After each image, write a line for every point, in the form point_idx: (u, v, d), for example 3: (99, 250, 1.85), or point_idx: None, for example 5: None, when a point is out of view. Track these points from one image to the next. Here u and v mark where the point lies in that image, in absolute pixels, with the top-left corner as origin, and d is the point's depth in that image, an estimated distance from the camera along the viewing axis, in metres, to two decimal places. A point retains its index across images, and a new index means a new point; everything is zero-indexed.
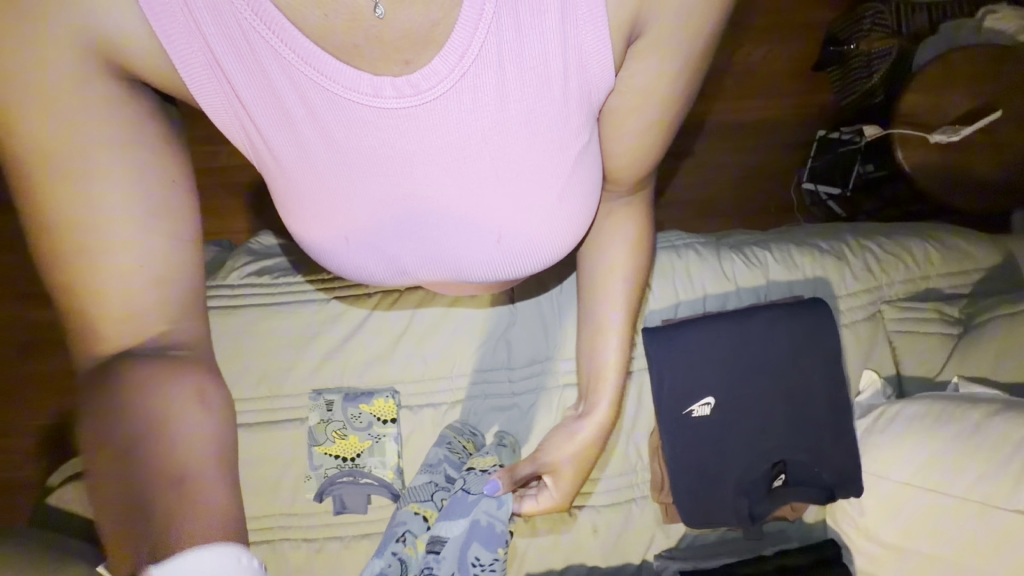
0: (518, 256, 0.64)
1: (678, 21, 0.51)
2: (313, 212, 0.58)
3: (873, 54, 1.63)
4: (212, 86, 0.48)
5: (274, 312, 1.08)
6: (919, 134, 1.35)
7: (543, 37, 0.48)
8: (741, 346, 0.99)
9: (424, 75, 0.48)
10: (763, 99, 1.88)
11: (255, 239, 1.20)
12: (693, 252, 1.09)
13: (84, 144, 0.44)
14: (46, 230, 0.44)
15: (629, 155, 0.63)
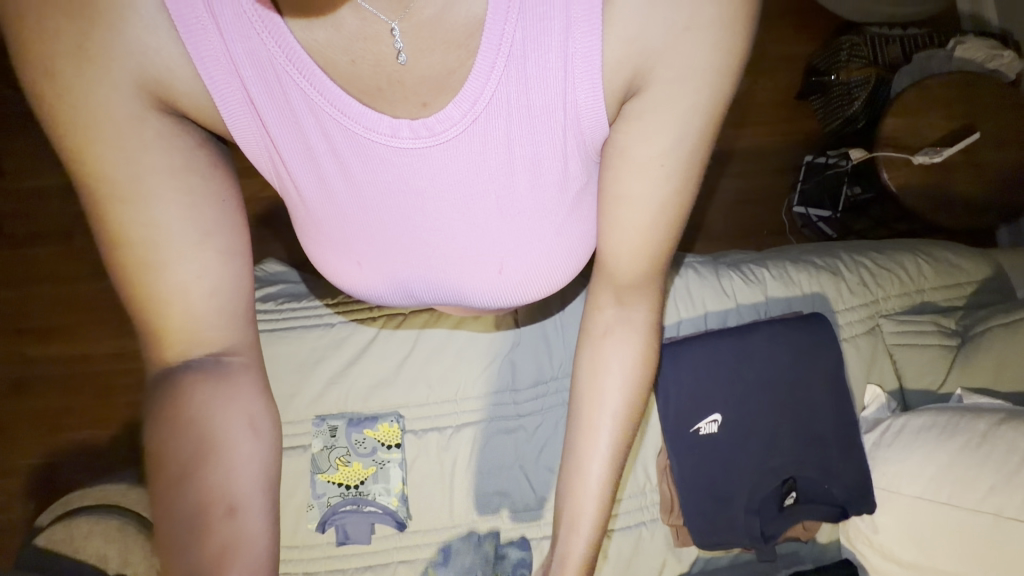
0: (520, 285, 0.67)
1: (680, 95, 0.49)
2: (330, 238, 0.62)
3: (851, 82, 1.76)
4: (245, 124, 0.51)
5: (278, 339, 1.08)
6: (903, 156, 1.40)
7: (547, 91, 0.50)
8: (744, 362, 0.99)
9: (438, 119, 0.51)
10: (751, 127, 1.95)
11: (262, 265, 1.20)
12: (693, 271, 1.11)
13: (149, 180, 0.48)
14: (116, 251, 0.49)
15: (634, 229, 0.57)
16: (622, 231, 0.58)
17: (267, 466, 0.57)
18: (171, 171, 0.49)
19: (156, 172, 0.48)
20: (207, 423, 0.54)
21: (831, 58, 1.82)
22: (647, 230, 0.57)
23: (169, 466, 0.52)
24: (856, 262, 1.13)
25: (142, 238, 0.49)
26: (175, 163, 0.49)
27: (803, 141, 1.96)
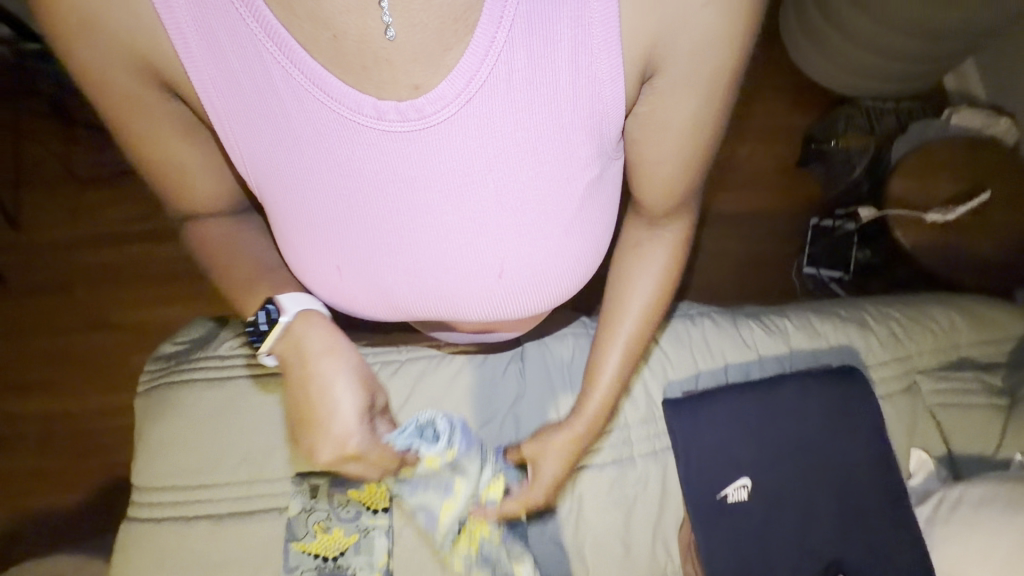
0: (526, 278, 0.69)
1: (698, 58, 0.53)
2: (309, 235, 0.65)
3: (850, 150, 1.82)
4: (221, 95, 0.54)
5: (263, 385, 1.01)
6: (914, 215, 1.39)
7: (556, 68, 0.51)
8: (773, 418, 0.91)
9: (429, 99, 0.52)
10: (753, 193, 1.98)
11: None
12: (708, 320, 1.05)
13: (154, 123, 0.62)
14: (148, 160, 0.67)
15: (659, 174, 0.64)
16: (649, 175, 0.65)
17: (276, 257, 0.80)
18: (165, 120, 0.62)
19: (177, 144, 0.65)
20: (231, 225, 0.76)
21: (828, 127, 1.89)
22: (674, 174, 0.64)
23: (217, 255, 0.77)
24: (883, 314, 1.07)
25: (169, 171, 0.67)
26: (179, 130, 0.63)
27: (808, 206, 1.96)
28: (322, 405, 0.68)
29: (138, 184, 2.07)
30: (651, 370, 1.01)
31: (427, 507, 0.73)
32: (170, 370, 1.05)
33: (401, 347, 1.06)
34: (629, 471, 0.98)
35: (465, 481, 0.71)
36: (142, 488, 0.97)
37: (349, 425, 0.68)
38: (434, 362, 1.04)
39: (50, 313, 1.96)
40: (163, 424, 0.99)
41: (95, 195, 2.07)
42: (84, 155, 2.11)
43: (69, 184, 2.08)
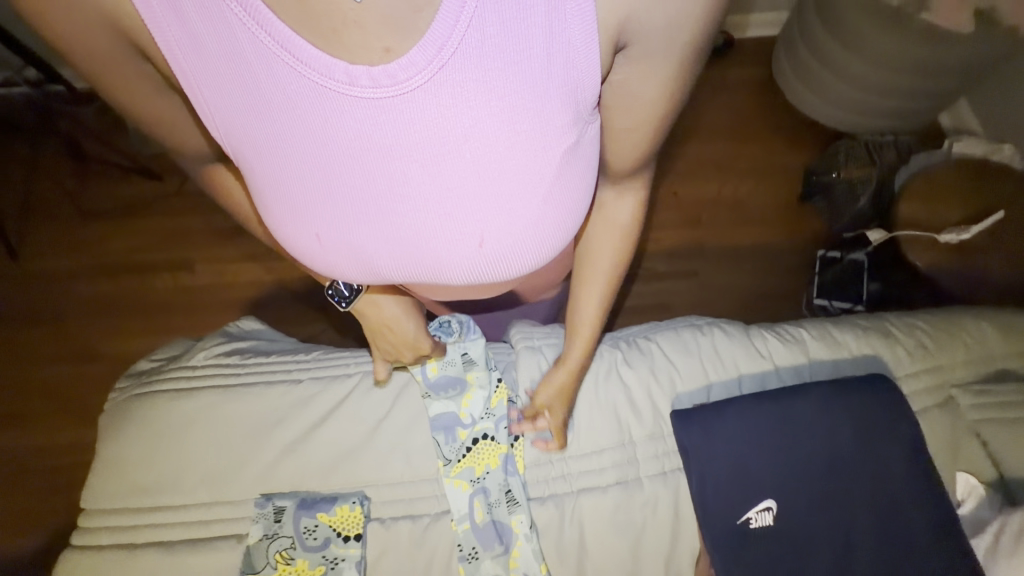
0: (504, 255, 0.67)
1: (672, 24, 0.53)
2: (287, 205, 0.64)
3: (854, 180, 1.80)
4: (189, 58, 0.53)
5: (232, 395, 0.93)
6: (927, 236, 1.34)
7: (528, 36, 0.50)
8: (789, 429, 0.84)
9: (401, 65, 0.51)
10: (755, 227, 1.96)
11: (237, 323, 1.11)
12: (718, 329, 0.98)
13: (132, 79, 0.63)
14: (138, 116, 0.69)
15: (626, 140, 0.65)
16: (618, 142, 0.65)
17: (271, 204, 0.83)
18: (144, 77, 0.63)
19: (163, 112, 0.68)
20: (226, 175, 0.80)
21: (828, 161, 1.87)
22: (640, 138, 0.64)
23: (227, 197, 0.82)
24: (908, 325, 1.00)
25: (162, 130, 0.71)
26: (156, 85, 0.64)
27: (813, 240, 1.93)
28: (394, 329, 0.84)
29: (138, 217, 2.07)
30: (658, 380, 0.94)
31: (448, 420, 0.90)
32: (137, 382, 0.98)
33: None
34: (635, 493, 0.88)
35: (480, 370, 0.92)
36: (93, 510, 0.88)
37: (419, 335, 0.85)
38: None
39: (36, 345, 1.91)
40: (122, 437, 0.91)
41: (93, 228, 2.05)
42: (87, 189, 2.12)
43: (68, 217, 2.07)
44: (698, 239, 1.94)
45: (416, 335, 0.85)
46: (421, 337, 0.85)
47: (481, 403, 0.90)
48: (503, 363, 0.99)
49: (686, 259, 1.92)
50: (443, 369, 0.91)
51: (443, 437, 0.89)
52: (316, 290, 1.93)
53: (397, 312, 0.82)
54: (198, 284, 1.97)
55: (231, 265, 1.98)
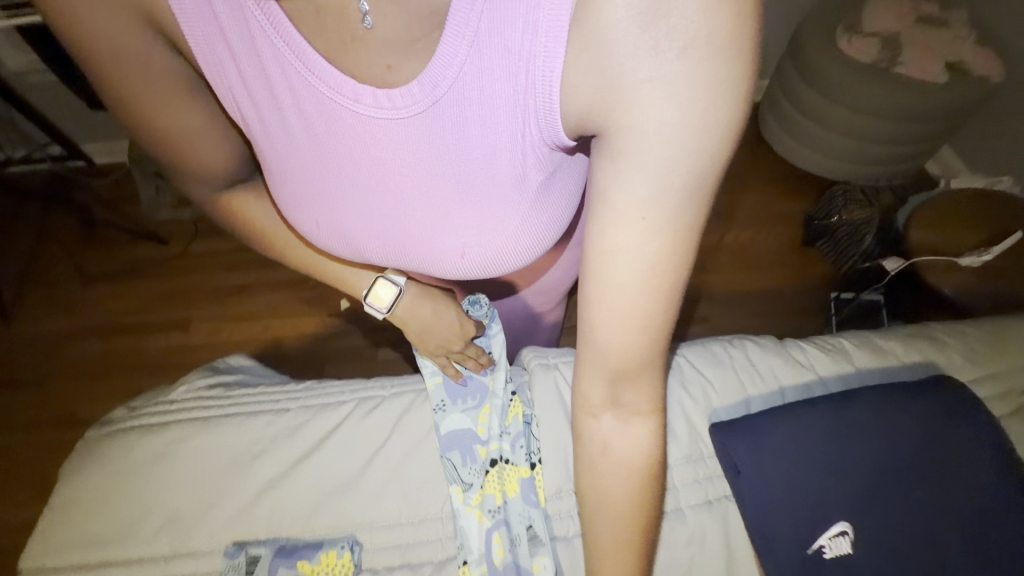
0: (488, 264, 0.61)
1: (654, 138, 0.38)
2: (293, 193, 0.60)
3: (855, 222, 1.81)
4: (209, 46, 0.48)
5: (210, 429, 0.91)
6: (946, 261, 1.31)
7: (498, 85, 0.41)
8: (832, 435, 0.80)
9: (400, 92, 0.44)
10: (765, 272, 1.92)
11: (224, 359, 1.09)
12: (752, 342, 0.97)
13: (148, 84, 0.56)
14: (146, 131, 0.61)
15: (621, 301, 0.46)
16: (610, 306, 0.46)
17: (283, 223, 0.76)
18: (161, 79, 0.55)
19: (191, 125, 0.60)
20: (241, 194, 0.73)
21: (827, 207, 1.89)
22: (641, 299, 0.45)
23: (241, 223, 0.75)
24: (958, 330, 0.96)
25: (171, 150, 0.63)
26: (178, 90, 0.57)
27: (824, 283, 1.89)
28: (436, 332, 0.81)
29: (138, 277, 2.02)
30: (691, 396, 0.90)
31: (465, 435, 0.86)
32: (112, 419, 0.95)
33: (386, 382, 0.98)
34: (679, 526, 0.82)
35: (499, 370, 0.87)
36: (39, 564, 0.82)
37: (461, 322, 0.81)
38: (421, 396, 0.94)
39: (12, 413, 1.79)
40: (96, 476, 0.88)
41: (88, 291, 2.01)
42: (89, 252, 2.09)
43: (68, 279, 2.04)
44: (708, 286, 1.89)
45: (459, 325, 0.81)
46: (463, 323, 0.81)
47: (499, 419, 0.85)
48: (517, 382, 0.96)
49: (697, 304, 1.86)
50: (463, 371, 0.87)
51: (460, 456, 0.84)
52: (315, 346, 1.85)
53: (432, 313, 0.80)
54: (192, 343, 1.89)
55: (228, 323, 1.90)
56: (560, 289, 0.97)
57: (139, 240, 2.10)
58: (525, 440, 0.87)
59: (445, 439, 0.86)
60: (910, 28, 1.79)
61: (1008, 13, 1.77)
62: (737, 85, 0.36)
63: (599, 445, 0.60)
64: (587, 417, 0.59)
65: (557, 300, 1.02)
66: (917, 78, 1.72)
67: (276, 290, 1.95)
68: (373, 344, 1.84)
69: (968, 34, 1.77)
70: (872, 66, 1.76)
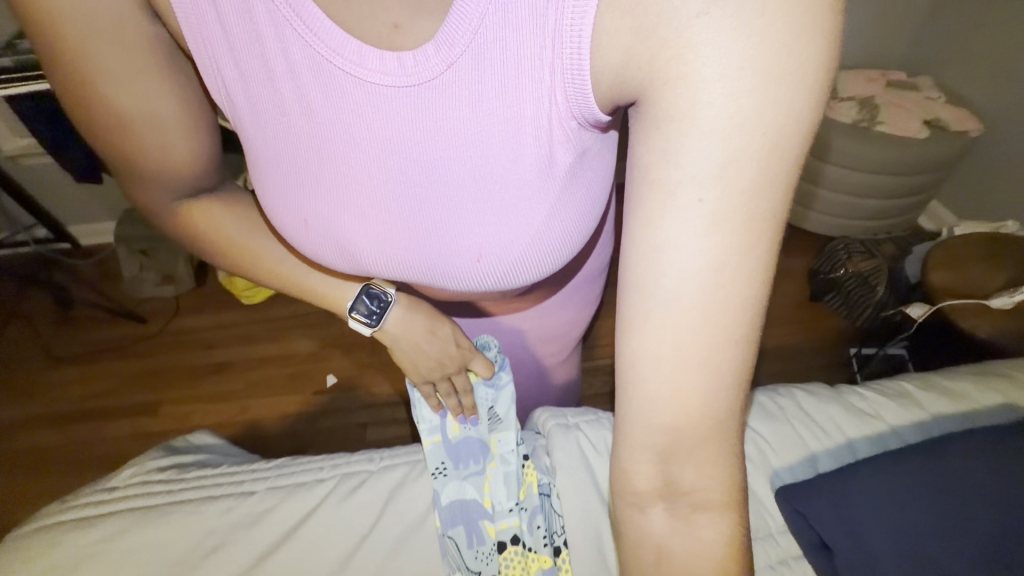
0: (507, 277, 0.56)
1: (731, 93, 0.31)
2: (280, 187, 0.55)
3: (863, 274, 1.73)
4: (198, 13, 0.45)
5: (156, 519, 0.76)
6: (975, 303, 1.24)
7: (524, 38, 0.39)
8: (917, 483, 0.72)
9: (412, 56, 0.42)
10: (779, 328, 1.83)
11: (188, 437, 0.96)
12: (799, 390, 0.91)
13: (112, 60, 0.49)
14: (102, 119, 0.53)
15: (673, 310, 0.36)
16: (659, 319, 0.37)
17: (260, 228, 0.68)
18: (127, 55, 0.49)
19: (170, 122, 0.55)
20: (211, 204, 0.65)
21: (829, 260, 1.83)
22: (695, 308, 0.36)
23: (211, 239, 0.67)
24: (1012, 369, 0.91)
25: (132, 146, 0.56)
26: (149, 70, 0.51)
27: (840, 339, 1.80)
28: (428, 354, 0.70)
29: (110, 359, 1.87)
30: (749, 456, 0.81)
31: (471, 508, 0.75)
32: (42, 513, 0.80)
33: (374, 455, 0.85)
34: None
35: (507, 430, 0.75)
36: None
37: (456, 341, 0.70)
38: (417, 468, 0.82)
39: None
40: None
41: (53, 374, 1.85)
42: (59, 334, 1.96)
43: (32, 363, 1.88)
44: None
45: (453, 345, 0.70)
46: (457, 342, 0.70)
47: (511, 492, 0.75)
48: (532, 447, 0.85)
49: None
50: (466, 430, 0.75)
51: (466, 535, 0.74)
52: (296, 429, 1.67)
53: (426, 333, 0.69)
54: (160, 429, 1.70)
55: (205, 404, 1.74)
56: (569, 336, 0.91)
57: (116, 318, 1.98)
58: (544, 518, 0.77)
59: (447, 513, 0.75)
60: (884, 91, 1.88)
61: (971, 76, 1.89)
62: (814, 24, 0.30)
63: (645, 549, 0.45)
64: (629, 509, 0.45)
65: (563, 350, 0.95)
66: (897, 134, 1.77)
67: (258, 368, 1.80)
68: (361, 423, 1.67)
69: (938, 96, 1.87)
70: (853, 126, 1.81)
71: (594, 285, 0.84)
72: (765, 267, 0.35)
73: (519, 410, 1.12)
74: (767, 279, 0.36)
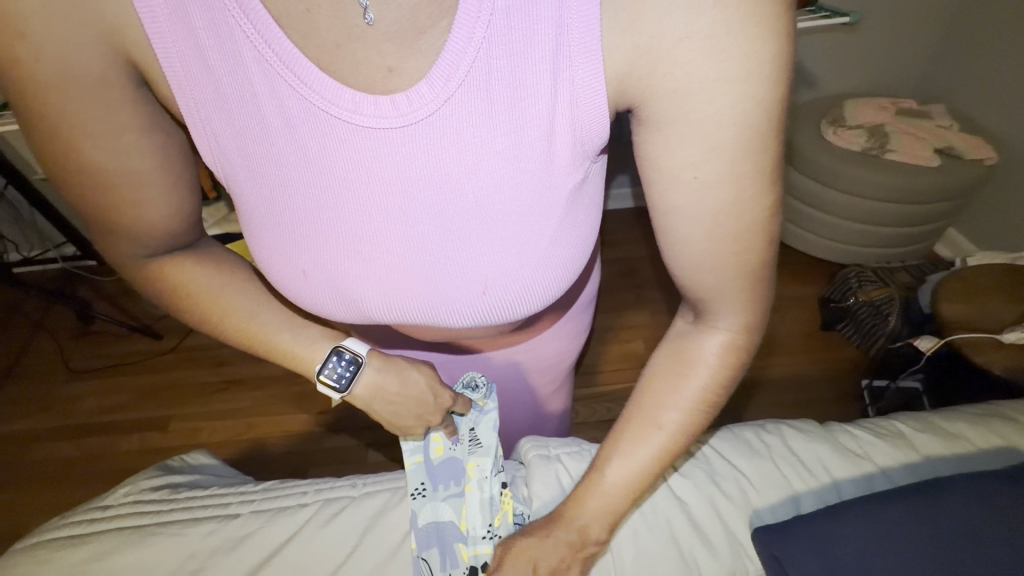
0: (511, 304, 0.59)
1: (715, 91, 0.40)
2: (277, 239, 0.57)
3: (875, 302, 1.70)
4: (189, 78, 0.46)
5: (143, 538, 0.78)
6: (987, 337, 1.21)
7: (535, 68, 0.43)
8: (908, 533, 0.69)
9: (406, 97, 0.45)
10: (788, 357, 1.79)
11: (184, 457, 0.99)
12: (787, 427, 0.89)
13: (93, 120, 0.49)
14: (81, 178, 0.52)
15: (689, 248, 0.48)
16: (676, 252, 0.49)
17: (245, 281, 0.69)
18: (110, 112, 0.49)
19: (148, 164, 0.53)
20: (194, 262, 0.65)
21: (840, 288, 1.80)
22: (710, 243, 0.46)
23: (195, 298, 0.65)
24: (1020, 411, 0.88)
25: (111, 207, 0.55)
26: (130, 127, 0.51)
27: (852, 370, 1.75)
28: (406, 413, 0.71)
29: (126, 373, 1.93)
30: (725, 492, 0.80)
31: (447, 529, 0.75)
32: (38, 530, 0.83)
33: (358, 481, 0.87)
34: None
35: (486, 455, 0.75)
36: None
37: (435, 393, 0.71)
38: (397, 494, 0.82)
39: None
40: None
41: (71, 386, 1.91)
42: (81, 348, 2.03)
43: (52, 376, 1.95)
44: None
45: (432, 396, 0.71)
46: (437, 395, 0.72)
47: (484, 518, 0.72)
48: (511, 476, 0.86)
49: None
50: (449, 451, 0.78)
51: (440, 556, 0.73)
52: (300, 449, 1.68)
53: (400, 384, 0.70)
54: (168, 445, 1.73)
55: (212, 421, 1.77)
56: (562, 365, 0.92)
57: (133, 334, 2.05)
58: None
59: (423, 534, 0.75)
60: (894, 119, 1.87)
61: (985, 105, 1.86)
62: (776, 23, 0.38)
63: (682, 351, 0.57)
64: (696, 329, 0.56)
65: (557, 378, 0.95)
66: (908, 162, 1.75)
67: (266, 387, 1.84)
68: (363, 444, 1.68)
69: (951, 124, 1.84)
70: (863, 154, 1.80)
71: (585, 313, 0.85)
72: (771, 207, 0.45)
73: (512, 439, 1.12)
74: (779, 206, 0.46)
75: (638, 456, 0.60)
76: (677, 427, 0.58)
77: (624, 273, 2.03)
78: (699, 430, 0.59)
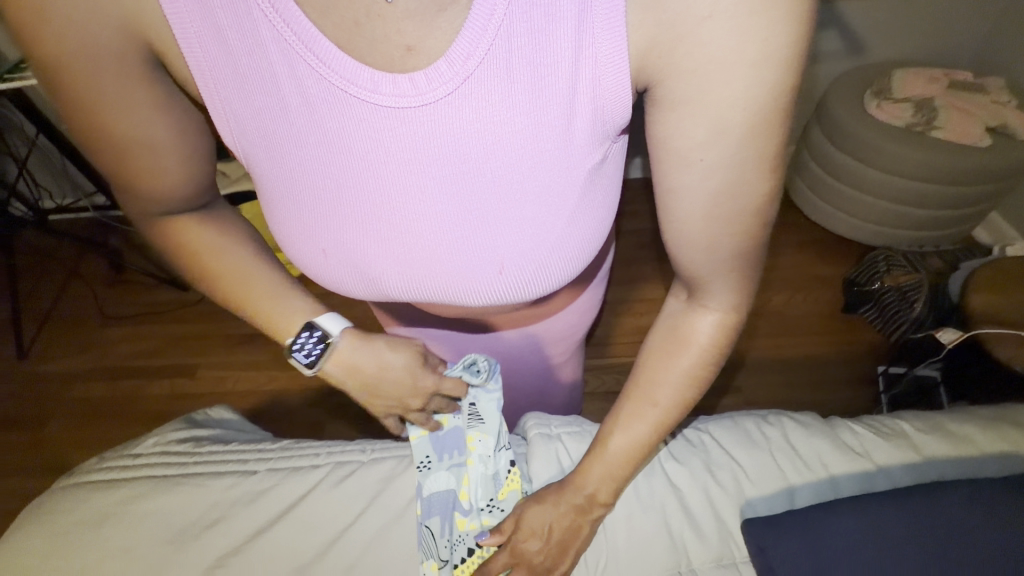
0: (524, 283, 0.59)
1: (737, 73, 0.38)
2: (296, 218, 0.57)
3: (903, 287, 1.66)
4: (207, 57, 0.45)
5: (169, 487, 0.84)
6: (1012, 332, 1.17)
7: (557, 48, 0.41)
8: (896, 539, 0.70)
9: (425, 75, 0.44)
10: (804, 337, 1.77)
11: (207, 411, 1.06)
12: (788, 418, 0.90)
13: (108, 88, 0.49)
14: (100, 143, 0.53)
15: (697, 231, 0.47)
16: (676, 234, 0.48)
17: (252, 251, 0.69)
18: (124, 82, 0.49)
19: (163, 134, 0.54)
20: (206, 227, 0.66)
21: (868, 271, 1.75)
22: (723, 225, 0.45)
23: (200, 259, 0.66)
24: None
25: (128, 171, 0.56)
26: (144, 96, 0.50)
27: (869, 354, 1.72)
28: (388, 390, 0.72)
29: (156, 321, 2.02)
30: (719, 482, 0.82)
31: (450, 499, 0.78)
32: (75, 470, 0.90)
33: (367, 446, 0.91)
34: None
35: (487, 430, 0.78)
36: None
37: (416, 375, 0.71)
38: (404, 462, 0.87)
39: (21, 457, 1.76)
40: (38, 538, 0.81)
41: (105, 331, 2.02)
42: (115, 294, 2.13)
43: (89, 320, 2.06)
44: (741, 351, 1.74)
45: (412, 378, 0.71)
46: (418, 378, 0.72)
47: (485, 491, 0.78)
48: (517, 453, 0.88)
49: (726, 372, 1.71)
50: (454, 421, 0.80)
51: (440, 524, 0.76)
52: (318, 402, 1.76)
53: (379, 365, 0.70)
54: (197, 391, 1.83)
55: (237, 371, 1.86)
56: (570, 339, 0.93)
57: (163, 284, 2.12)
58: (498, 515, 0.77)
59: (427, 502, 0.78)
60: (945, 92, 1.74)
61: None
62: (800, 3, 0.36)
63: (677, 330, 0.59)
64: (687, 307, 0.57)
65: (565, 352, 0.97)
66: (954, 142, 1.64)
67: None
68: None
69: (1008, 100, 1.69)
70: (906, 130, 1.69)
71: (596, 290, 0.85)
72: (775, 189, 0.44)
73: (520, 408, 1.15)
74: (774, 194, 0.45)
75: (638, 427, 0.64)
76: (673, 403, 0.61)
77: (643, 244, 2.00)
78: (693, 402, 0.62)
